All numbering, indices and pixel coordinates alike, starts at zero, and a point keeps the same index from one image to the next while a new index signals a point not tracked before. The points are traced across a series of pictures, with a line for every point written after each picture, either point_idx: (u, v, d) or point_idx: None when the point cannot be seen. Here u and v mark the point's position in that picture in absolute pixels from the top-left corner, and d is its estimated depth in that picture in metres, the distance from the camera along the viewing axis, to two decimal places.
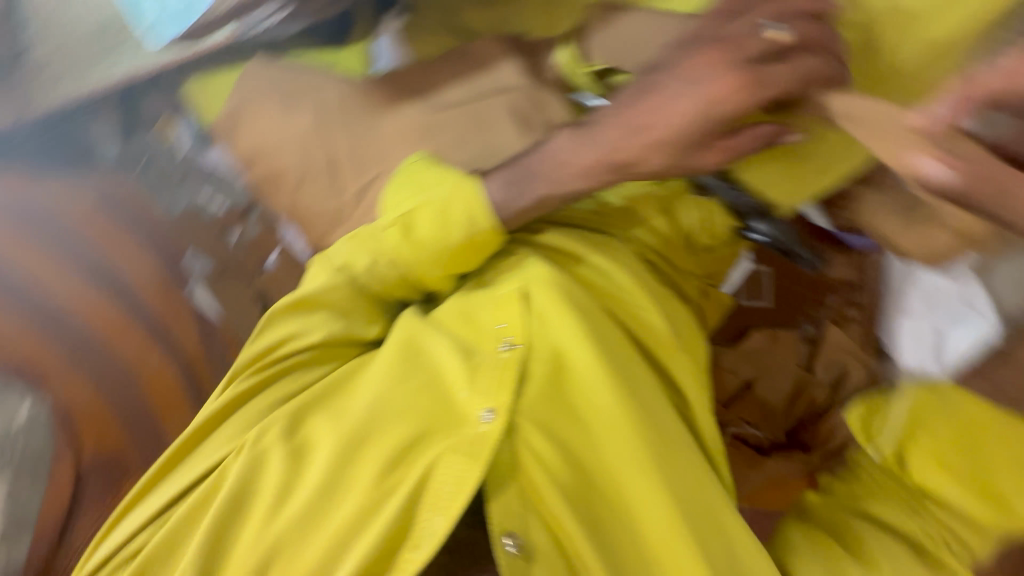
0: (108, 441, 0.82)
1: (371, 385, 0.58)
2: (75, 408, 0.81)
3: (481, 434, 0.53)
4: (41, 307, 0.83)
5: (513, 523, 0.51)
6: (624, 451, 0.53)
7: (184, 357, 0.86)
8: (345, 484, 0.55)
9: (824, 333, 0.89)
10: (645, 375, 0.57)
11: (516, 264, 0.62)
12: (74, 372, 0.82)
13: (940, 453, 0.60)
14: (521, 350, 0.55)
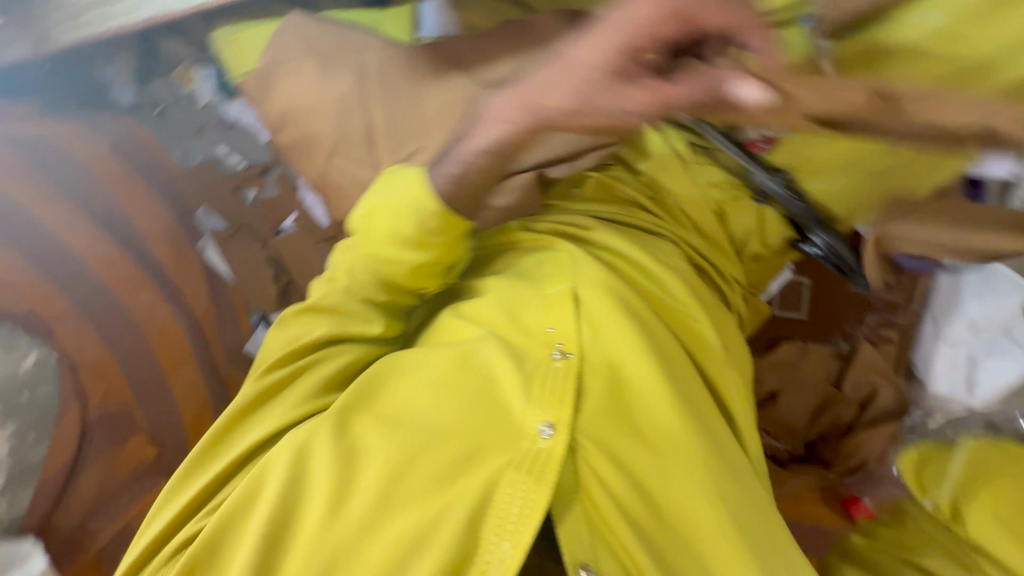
0: (114, 395, 0.82)
1: (404, 388, 0.48)
2: (82, 361, 0.79)
3: (540, 453, 0.43)
4: (52, 255, 0.78)
5: (584, 553, 0.41)
6: (706, 486, 0.44)
7: (193, 314, 0.89)
8: (397, 505, 0.43)
9: (857, 351, 0.81)
10: (707, 403, 0.48)
11: (558, 256, 0.54)
12: (85, 323, 0.80)
13: (998, 505, 0.53)
14: (574, 359, 0.47)
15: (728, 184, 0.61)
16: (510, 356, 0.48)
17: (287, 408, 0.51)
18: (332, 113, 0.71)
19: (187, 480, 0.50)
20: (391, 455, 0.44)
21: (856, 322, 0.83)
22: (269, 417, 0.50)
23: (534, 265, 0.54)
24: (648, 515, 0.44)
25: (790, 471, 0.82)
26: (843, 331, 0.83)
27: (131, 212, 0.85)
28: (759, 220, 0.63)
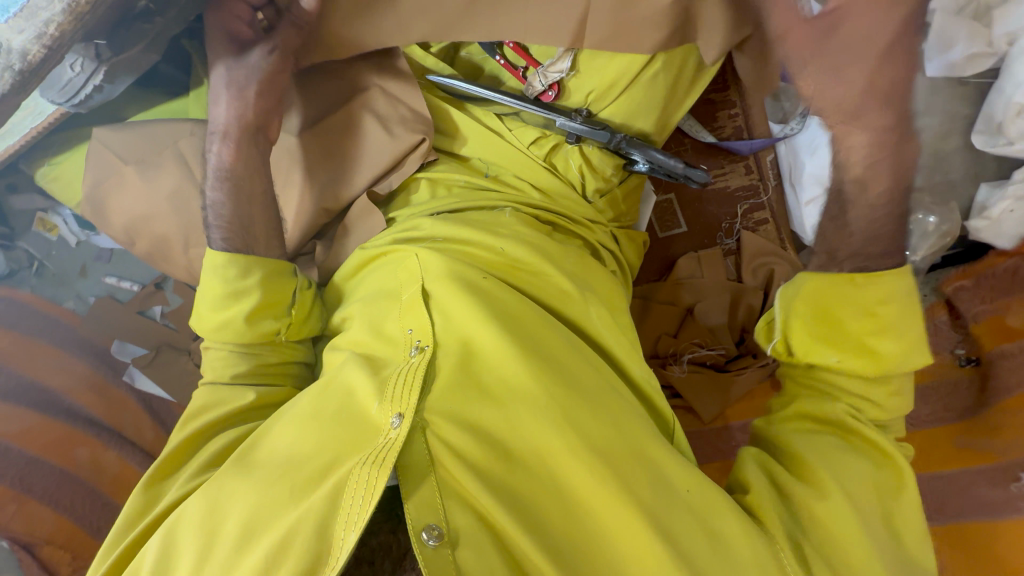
0: (83, 556, 0.97)
1: (284, 426, 0.61)
2: (41, 535, 0.95)
3: (390, 440, 0.55)
4: (11, 452, 0.97)
5: (431, 518, 0.51)
6: (537, 411, 0.57)
7: (145, 448, 1.09)
8: (264, 527, 0.53)
9: (741, 243, 0.98)
10: (551, 336, 0.62)
11: (411, 267, 0.66)
12: (28, 499, 0.96)
13: (820, 334, 0.62)
14: (428, 349, 0.61)
15: (543, 139, 0.72)
16: (367, 369, 0.62)
17: (189, 478, 0.62)
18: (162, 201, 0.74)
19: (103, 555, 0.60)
20: (272, 477, 0.56)
21: (733, 217, 1.00)
22: (180, 483, 0.62)
23: (389, 279, 0.68)
24: (494, 458, 0.55)
25: (734, 371, 0.92)
26: (724, 231, 1.00)
27: (43, 376, 1.04)
28: (583, 160, 0.72)
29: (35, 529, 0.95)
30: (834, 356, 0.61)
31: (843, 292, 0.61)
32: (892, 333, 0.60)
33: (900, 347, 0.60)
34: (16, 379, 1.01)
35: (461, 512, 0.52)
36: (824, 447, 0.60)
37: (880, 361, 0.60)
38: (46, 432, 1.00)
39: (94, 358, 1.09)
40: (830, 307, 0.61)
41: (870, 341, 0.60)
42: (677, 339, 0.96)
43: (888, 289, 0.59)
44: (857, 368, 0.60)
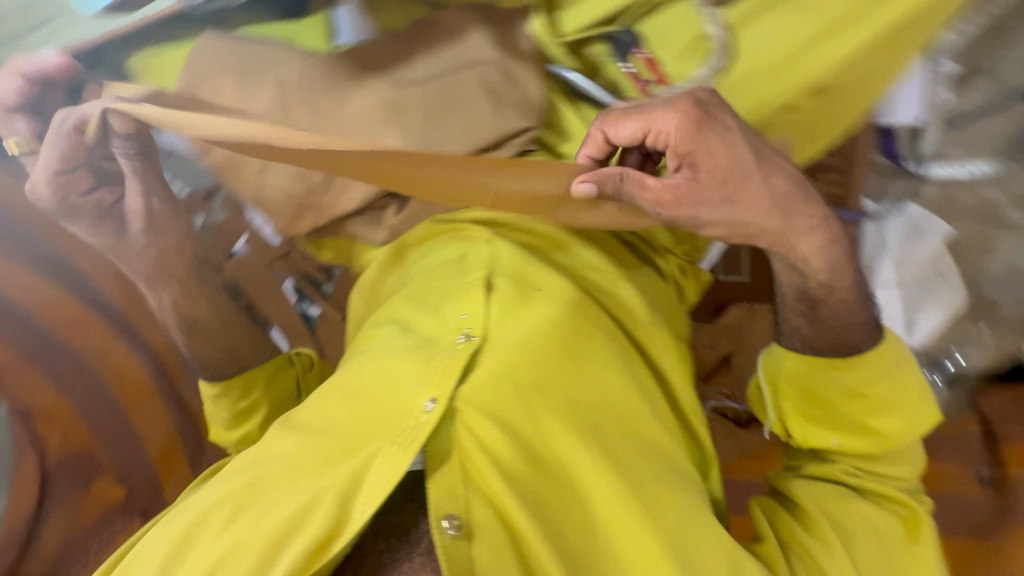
0: (72, 440, 0.98)
1: (321, 397, 0.63)
2: (37, 405, 0.94)
3: (420, 423, 0.55)
4: (22, 318, 0.94)
5: (453, 507, 0.53)
6: (571, 429, 0.57)
7: (152, 349, 1.13)
8: (288, 490, 0.56)
9: None
10: (600, 351, 0.61)
11: (481, 255, 0.67)
12: (33, 372, 0.94)
13: (808, 413, 0.71)
14: (477, 340, 0.59)
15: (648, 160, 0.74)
16: (413, 348, 0.61)
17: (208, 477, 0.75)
18: (147, 256, 0.92)
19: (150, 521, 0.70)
20: (306, 444, 0.59)
21: None
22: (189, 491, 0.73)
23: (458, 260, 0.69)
24: (524, 465, 0.55)
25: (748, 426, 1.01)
26: None
27: (70, 249, 1.02)
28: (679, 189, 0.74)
29: (33, 396, 0.94)
30: (834, 438, 0.70)
31: (824, 375, 0.69)
32: (880, 410, 0.68)
33: (894, 421, 0.68)
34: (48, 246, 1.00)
35: (481, 508, 0.54)
36: (829, 501, 0.68)
37: (881, 438, 0.68)
38: (63, 308, 1.00)
39: None
40: (814, 391, 0.70)
41: (861, 419, 0.69)
42: (706, 383, 1.04)
43: (869, 372, 0.68)
44: (856, 444, 0.69)
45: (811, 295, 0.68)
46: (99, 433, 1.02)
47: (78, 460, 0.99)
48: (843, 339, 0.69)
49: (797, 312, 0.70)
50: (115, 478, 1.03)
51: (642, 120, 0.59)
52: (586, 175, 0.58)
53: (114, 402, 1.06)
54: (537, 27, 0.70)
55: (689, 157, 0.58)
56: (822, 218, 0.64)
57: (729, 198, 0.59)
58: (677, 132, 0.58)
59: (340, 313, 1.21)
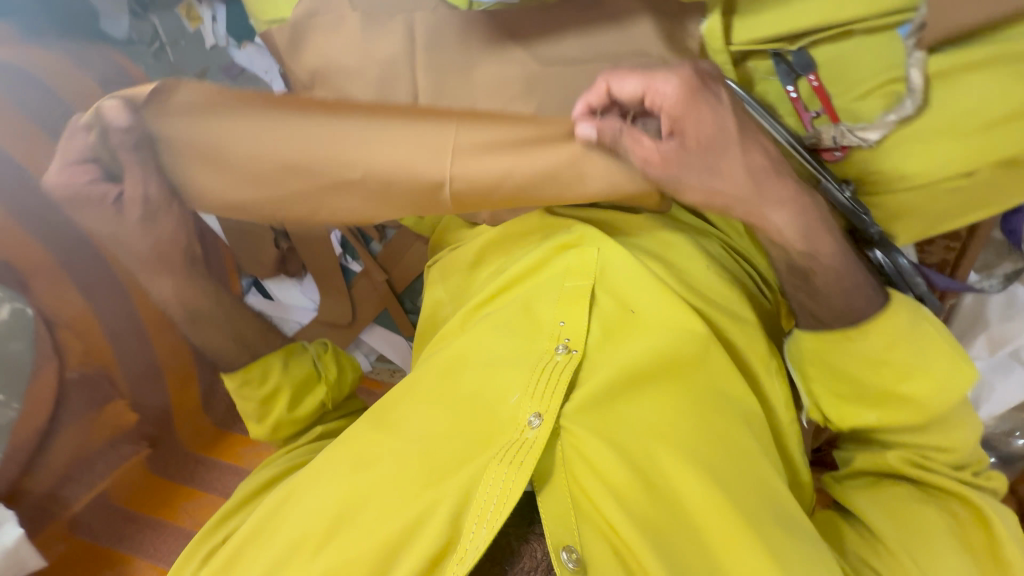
0: (94, 356, 0.94)
1: (416, 408, 0.75)
2: (63, 317, 0.89)
3: (527, 441, 0.67)
4: (51, 226, 0.83)
5: (568, 538, 0.65)
6: (672, 457, 0.68)
7: None
8: (408, 494, 0.68)
9: None
10: (685, 395, 0.72)
11: (587, 285, 0.76)
12: (60, 279, 0.87)
13: (838, 390, 0.70)
14: (576, 353, 0.72)
15: None
16: (520, 365, 0.72)
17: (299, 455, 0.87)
18: (149, 245, 0.75)
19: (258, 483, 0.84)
20: (404, 460, 0.71)
21: None
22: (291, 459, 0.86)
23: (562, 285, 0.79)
24: (634, 486, 0.66)
25: None
26: None
27: None
28: None
29: (61, 307, 0.89)
30: (872, 413, 0.69)
31: (841, 348, 0.67)
32: (912, 376, 0.66)
33: (929, 384, 0.66)
34: None
35: (594, 538, 0.65)
36: (887, 504, 0.70)
37: (919, 406, 0.67)
38: None
39: None
40: (837, 369, 0.69)
41: (901, 388, 0.67)
42: None
43: (890, 334, 0.65)
44: (897, 419, 0.69)
45: (799, 270, 0.67)
46: (122, 355, 0.97)
47: (97, 378, 0.94)
48: (852, 306, 0.66)
49: (793, 287, 0.69)
50: (132, 404, 0.98)
51: (642, 79, 0.53)
52: (583, 117, 0.57)
53: (140, 322, 0.99)
54: (711, 24, 0.64)
55: (676, 125, 0.54)
56: (793, 187, 0.61)
57: (710, 169, 0.58)
58: (661, 95, 0.53)
59: (384, 276, 1.15)
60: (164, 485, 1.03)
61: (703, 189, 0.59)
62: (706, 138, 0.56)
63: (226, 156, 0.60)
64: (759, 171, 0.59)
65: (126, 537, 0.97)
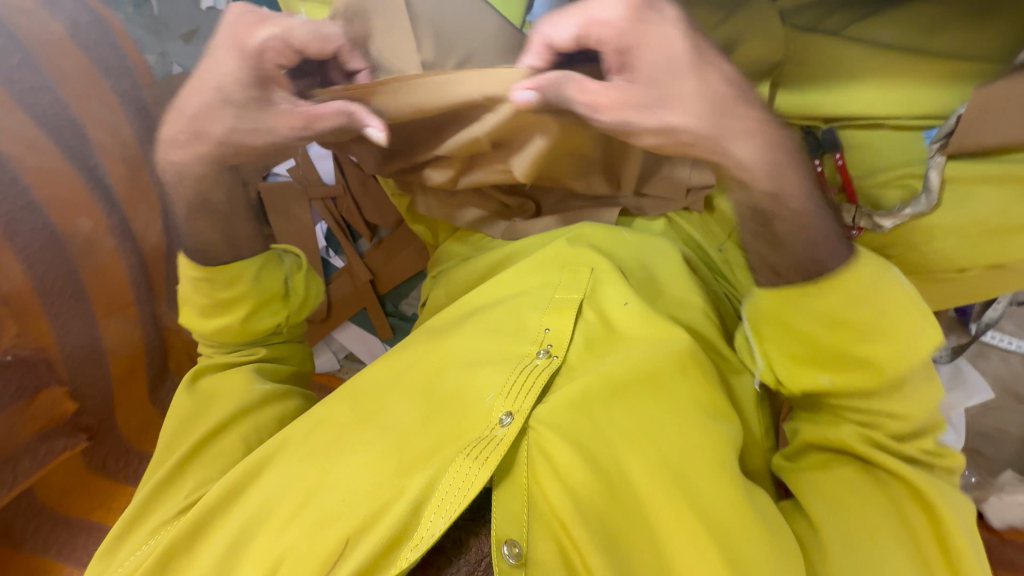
0: (35, 334, 0.80)
1: (397, 394, 0.53)
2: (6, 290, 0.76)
3: (494, 439, 0.46)
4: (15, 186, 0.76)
5: (514, 529, 0.43)
6: (654, 468, 0.47)
7: (141, 254, 0.95)
8: (360, 487, 0.47)
9: None
10: (702, 397, 0.52)
11: (580, 275, 0.59)
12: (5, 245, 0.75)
13: (797, 352, 0.54)
14: (559, 359, 0.52)
15: None
16: (496, 365, 0.52)
17: (250, 388, 0.64)
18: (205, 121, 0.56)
19: (184, 429, 0.61)
20: (372, 447, 0.49)
21: None
22: (249, 391, 0.63)
23: (546, 265, 0.61)
24: (598, 490, 0.45)
25: None
26: None
27: (87, 119, 0.84)
28: None
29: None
30: (826, 375, 0.53)
31: (801, 305, 0.52)
32: (882, 331, 0.50)
33: (891, 347, 0.50)
34: (59, 105, 0.81)
35: (547, 537, 0.44)
36: (843, 492, 0.54)
37: (878, 369, 0.51)
38: (65, 184, 0.82)
39: None
40: (794, 328, 0.53)
41: (866, 352, 0.51)
42: None
43: (852, 291, 0.50)
44: (855, 379, 0.52)
45: (763, 211, 0.49)
46: (64, 336, 0.84)
47: (33, 361, 0.80)
48: (815, 272, 0.50)
49: (752, 234, 0.51)
50: (71, 391, 0.85)
51: (581, 14, 0.43)
52: (527, 78, 0.45)
53: (87, 302, 0.87)
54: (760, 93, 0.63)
55: (626, 55, 0.43)
56: (759, 119, 0.46)
57: (661, 97, 0.43)
58: (608, 28, 0.43)
59: (367, 275, 1.09)
60: (103, 488, 0.90)
61: (657, 130, 0.44)
62: (666, 64, 0.43)
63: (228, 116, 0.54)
64: (726, 103, 0.44)
65: (58, 546, 0.83)
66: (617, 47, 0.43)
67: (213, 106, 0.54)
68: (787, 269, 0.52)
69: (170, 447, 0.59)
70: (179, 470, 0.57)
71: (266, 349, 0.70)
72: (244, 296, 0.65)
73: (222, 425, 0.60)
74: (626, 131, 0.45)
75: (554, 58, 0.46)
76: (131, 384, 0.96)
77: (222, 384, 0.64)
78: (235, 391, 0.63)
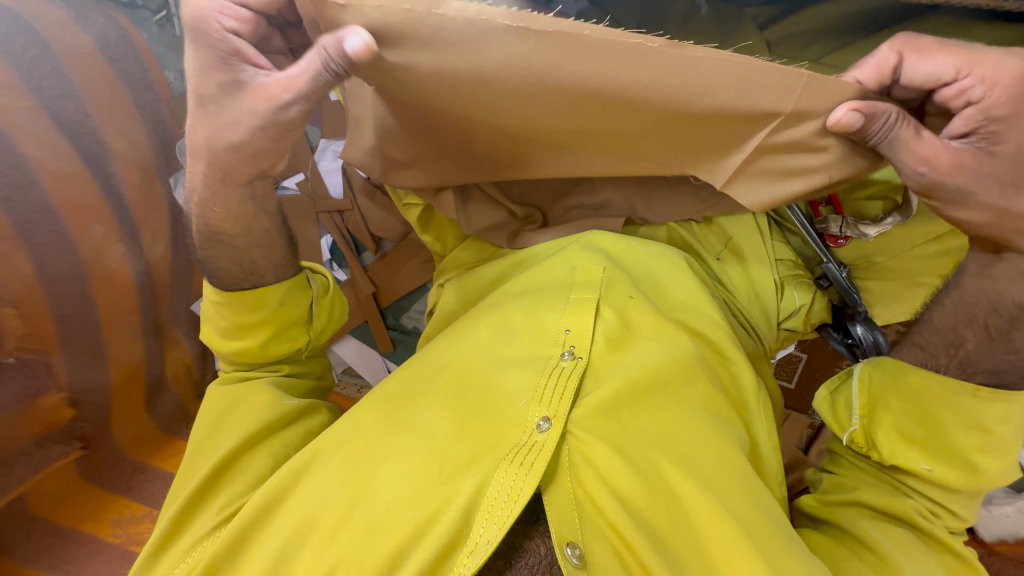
0: (37, 338, 0.78)
1: (424, 401, 0.49)
2: (13, 293, 0.75)
3: (535, 445, 0.43)
4: (31, 188, 0.76)
5: (571, 531, 0.41)
6: (685, 467, 0.45)
7: (147, 262, 0.95)
8: (403, 495, 0.43)
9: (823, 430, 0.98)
10: (717, 399, 0.52)
11: (605, 280, 0.57)
12: (18, 247, 0.75)
13: (904, 430, 0.50)
14: (584, 360, 0.48)
15: (790, 263, 0.69)
16: (515, 368, 0.49)
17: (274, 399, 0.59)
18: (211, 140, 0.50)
19: (206, 440, 0.57)
20: (411, 454, 0.45)
21: None
22: (270, 403, 0.58)
23: (562, 268, 0.59)
24: (642, 489, 0.43)
25: None
26: None
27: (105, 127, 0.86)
28: (809, 301, 0.69)
29: (8, 281, 0.74)
30: (924, 462, 0.49)
31: (952, 399, 0.49)
32: (1001, 447, 0.47)
33: (1001, 462, 0.48)
34: (80, 113, 0.83)
35: (599, 538, 0.42)
36: (892, 539, 0.49)
37: (978, 475, 0.47)
38: (79, 190, 0.83)
39: (158, 142, 0.95)
40: (926, 410, 0.49)
41: (980, 456, 0.47)
42: None
43: (999, 409, 0.48)
44: (948, 475, 0.48)
45: (1011, 312, 0.49)
46: (68, 340, 0.82)
47: (34, 364, 0.78)
48: (1008, 382, 0.48)
49: (979, 324, 0.50)
50: (70, 397, 0.83)
51: (962, 56, 0.40)
52: (853, 100, 0.42)
53: (92, 308, 0.85)
54: None
55: (999, 125, 0.41)
56: None
57: (1014, 182, 0.43)
58: (998, 87, 0.39)
59: (371, 289, 1.11)
60: (95, 496, 0.87)
61: (982, 207, 0.44)
62: None
63: (215, 117, 0.47)
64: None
65: (46, 556, 0.80)
66: (1003, 104, 0.40)
67: (201, 116, 0.48)
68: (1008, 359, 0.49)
69: (192, 464, 0.55)
70: (206, 488, 0.53)
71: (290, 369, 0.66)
72: (266, 321, 0.61)
73: (248, 437, 0.55)
74: (960, 197, 0.44)
75: (890, 80, 0.42)
76: (130, 392, 0.94)
77: (241, 396, 0.60)
78: (258, 407, 0.58)
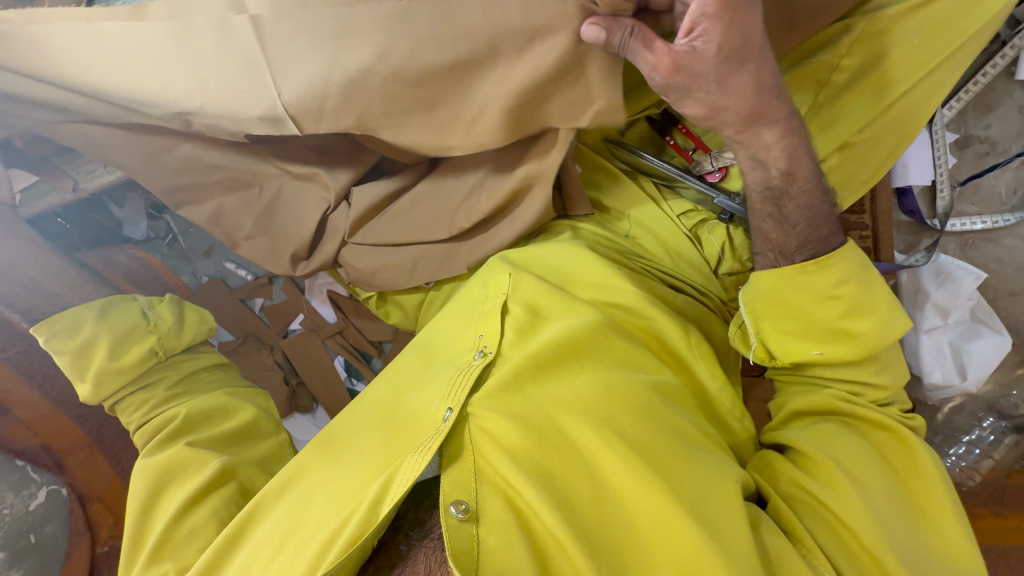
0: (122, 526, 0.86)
1: (359, 429, 0.55)
2: (93, 491, 0.83)
3: (437, 432, 0.47)
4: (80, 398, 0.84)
5: (461, 493, 0.45)
6: (581, 414, 0.49)
7: None
8: (330, 507, 0.49)
9: None
10: (623, 349, 0.56)
11: (498, 282, 0.62)
12: (95, 452, 0.84)
13: (784, 326, 0.55)
14: (492, 354, 0.54)
15: (694, 213, 0.72)
16: (434, 378, 0.55)
17: (208, 457, 0.62)
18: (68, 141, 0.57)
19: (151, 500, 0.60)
20: (338, 475, 0.51)
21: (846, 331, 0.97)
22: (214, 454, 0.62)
23: (479, 289, 0.64)
24: (531, 441, 0.47)
25: None
26: None
27: None
28: (726, 238, 0.71)
29: (92, 481, 0.83)
30: (813, 349, 0.55)
31: (798, 281, 0.54)
32: (862, 309, 0.53)
33: (873, 323, 0.53)
34: None
35: (494, 494, 0.45)
36: (826, 435, 0.53)
37: (860, 343, 0.53)
38: None
39: None
40: (794, 306, 0.54)
41: (849, 324, 0.53)
42: None
43: (838, 270, 0.53)
44: (836, 354, 0.54)
45: (775, 189, 0.54)
46: None
47: None
48: (822, 250, 0.53)
49: (764, 215, 0.55)
50: None
51: None
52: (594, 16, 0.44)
53: None
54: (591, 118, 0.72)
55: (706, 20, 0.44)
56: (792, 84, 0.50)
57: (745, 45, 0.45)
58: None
59: None
60: None
61: (697, 100, 0.48)
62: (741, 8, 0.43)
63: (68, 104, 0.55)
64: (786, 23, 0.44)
65: None
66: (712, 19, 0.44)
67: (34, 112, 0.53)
68: (809, 233, 0.54)
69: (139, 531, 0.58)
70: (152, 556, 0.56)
71: (188, 408, 0.65)
72: (100, 338, 0.65)
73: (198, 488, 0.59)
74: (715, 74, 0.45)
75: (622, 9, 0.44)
76: None
77: (179, 463, 0.61)
78: (196, 461, 0.61)
